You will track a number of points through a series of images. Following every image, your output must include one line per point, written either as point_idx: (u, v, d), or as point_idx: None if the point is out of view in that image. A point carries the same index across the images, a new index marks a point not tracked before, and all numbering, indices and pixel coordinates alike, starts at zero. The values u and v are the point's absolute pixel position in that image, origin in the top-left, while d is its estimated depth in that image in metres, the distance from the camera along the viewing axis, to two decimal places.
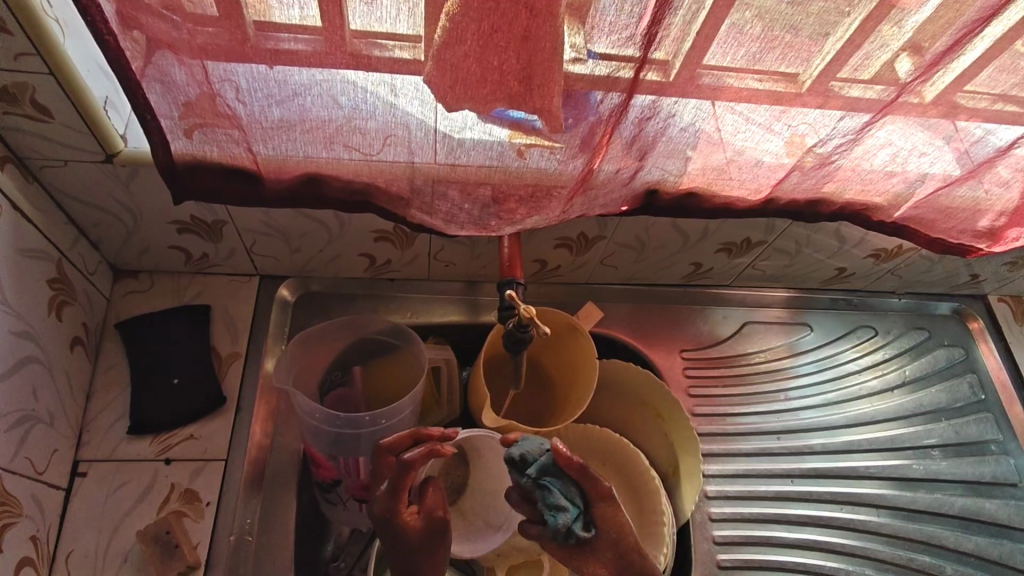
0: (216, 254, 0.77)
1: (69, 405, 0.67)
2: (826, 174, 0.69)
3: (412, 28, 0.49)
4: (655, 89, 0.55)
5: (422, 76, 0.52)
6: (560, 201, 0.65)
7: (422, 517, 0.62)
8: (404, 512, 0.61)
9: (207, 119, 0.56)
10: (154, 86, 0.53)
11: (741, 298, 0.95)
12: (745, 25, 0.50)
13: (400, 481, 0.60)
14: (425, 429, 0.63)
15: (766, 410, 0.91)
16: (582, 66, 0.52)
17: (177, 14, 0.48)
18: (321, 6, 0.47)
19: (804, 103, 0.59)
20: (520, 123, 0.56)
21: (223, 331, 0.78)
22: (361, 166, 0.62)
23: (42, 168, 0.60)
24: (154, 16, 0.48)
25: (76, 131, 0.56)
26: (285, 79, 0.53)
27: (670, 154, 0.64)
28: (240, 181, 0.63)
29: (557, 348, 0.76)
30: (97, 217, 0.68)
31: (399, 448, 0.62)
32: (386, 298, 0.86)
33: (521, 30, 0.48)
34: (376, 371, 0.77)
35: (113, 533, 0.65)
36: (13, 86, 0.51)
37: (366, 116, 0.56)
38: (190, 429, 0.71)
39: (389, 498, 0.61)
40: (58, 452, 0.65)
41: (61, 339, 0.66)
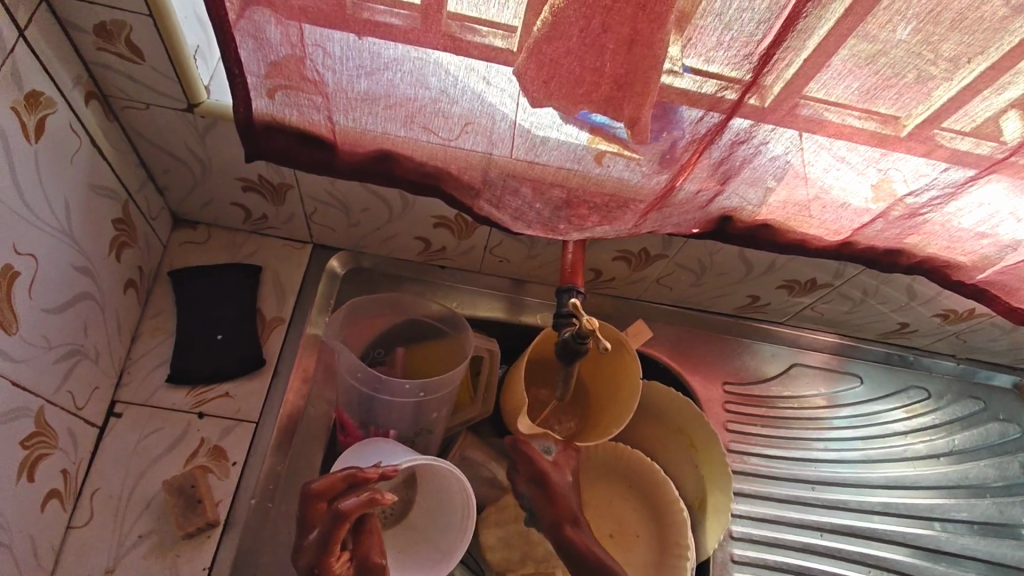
0: (275, 216, 0.77)
1: (114, 346, 0.67)
2: (913, 225, 0.65)
3: (513, 17, 0.47)
4: (753, 114, 0.52)
5: (514, 67, 0.51)
6: (634, 215, 0.63)
7: (356, 565, 0.56)
8: (335, 564, 0.55)
9: (293, 82, 0.56)
10: (247, 41, 0.52)
11: (793, 338, 0.92)
12: (863, 60, 0.48)
13: (333, 532, 0.55)
14: (361, 470, 0.58)
15: (803, 457, 0.88)
16: (681, 80, 0.50)
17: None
18: None
19: (906, 149, 0.56)
20: (601, 128, 0.54)
21: (270, 293, 0.78)
22: (437, 150, 0.60)
23: (124, 109, 0.60)
24: None
25: (162, 76, 0.56)
26: (377, 52, 0.52)
27: (753, 182, 0.61)
28: (313, 148, 0.62)
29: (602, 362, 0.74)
30: (167, 163, 0.68)
31: (332, 493, 0.57)
32: (433, 284, 0.85)
33: (631, 34, 0.46)
34: (417, 354, 0.76)
35: (139, 478, 0.65)
36: (111, 23, 0.51)
37: (453, 100, 0.55)
38: (226, 387, 0.71)
39: (317, 549, 0.55)
40: (98, 389, 0.65)
41: (117, 279, 0.66)
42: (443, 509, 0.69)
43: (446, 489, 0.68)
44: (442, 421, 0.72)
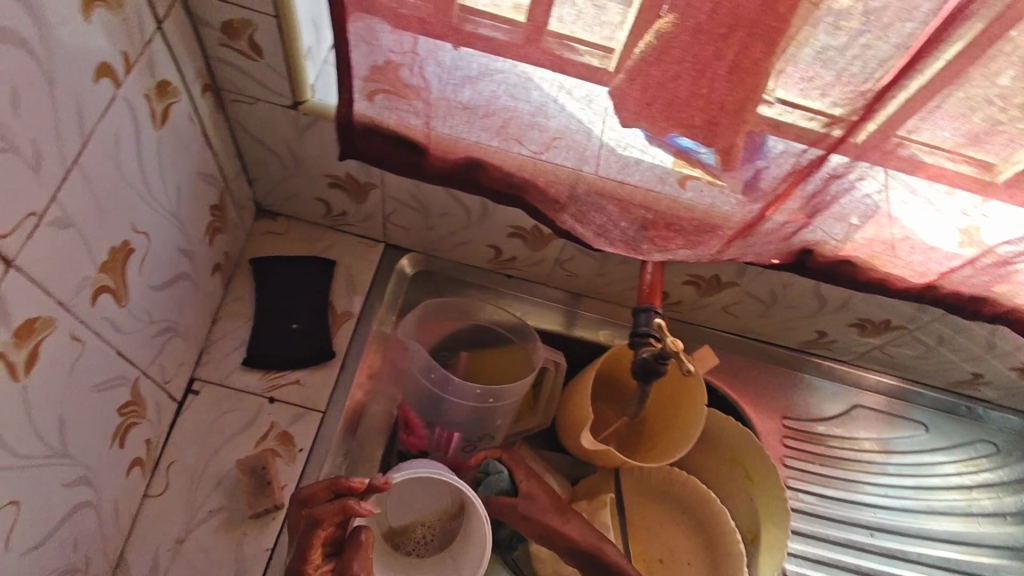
0: (355, 214, 0.79)
1: (198, 326, 0.70)
2: (1004, 273, 0.63)
3: (605, 37, 0.48)
4: (854, 150, 0.52)
5: (609, 87, 0.52)
6: (720, 241, 0.63)
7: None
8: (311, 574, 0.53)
9: (394, 87, 0.58)
10: (360, 46, 0.54)
11: (857, 378, 0.90)
12: (975, 102, 0.47)
13: (307, 541, 0.53)
14: (346, 478, 0.56)
15: (863, 502, 0.86)
16: (772, 109, 0.50)
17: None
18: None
19: (1007, 196, 0.54)
20: (686, 153, 0.55)
21: (343, 288, 0.80)
22: (526, 162, 0.62)
23: (233, 102, 0.63)
24: None
25: (275, 74, 0.58)
26: (485, 65, 0.53)
27: (841, 218, 0.60)
28: (405, 151, 0.64)
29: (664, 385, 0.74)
30: (262, 155, 0.71)
31: (315, 500, 0.56)
32: (499, 292, 0.86)
33: (746, 63, 0.46)
34: (480, 361, 0.76)
35: (214, 454, 0.68)
36: (237, 21, 0.53)
37: (551, 115, 0.56)
38: (297, 375, 0.74)
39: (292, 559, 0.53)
40: (182, 366, 0.68)
41: (208, 262, 0.69)
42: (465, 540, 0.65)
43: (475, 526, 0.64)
44: (504, 429, 0.72)
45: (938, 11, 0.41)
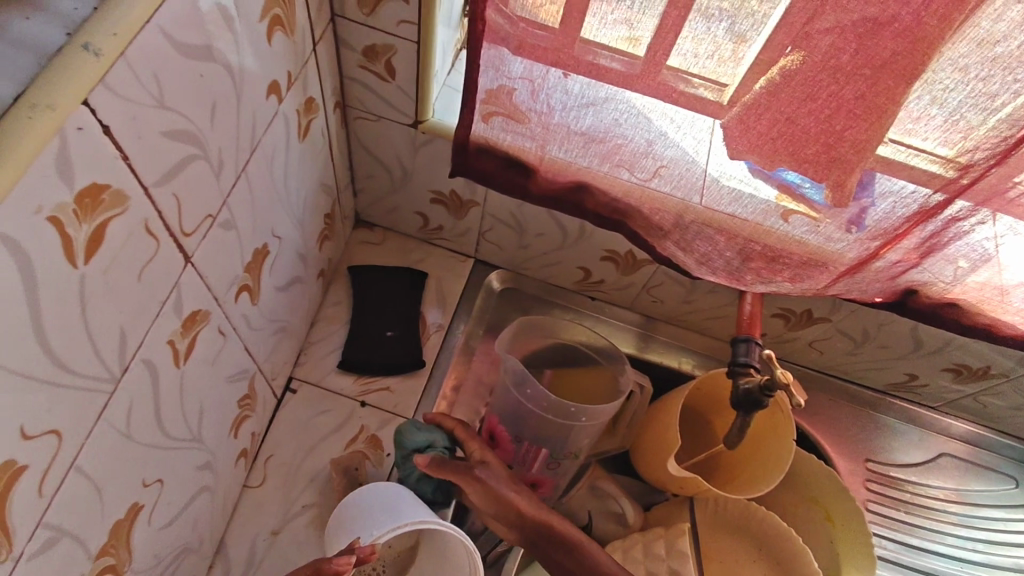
0: (450, 229, 0.82)
1: (301, 327, 0.74)
2: None
3: (729, 74, 0.50)
4: (983, 194, 0.51)
5: (719, 120, 0.54)
6: (826, 276, 0.63)
7: None
8: None
9: (512, 111, 0.60)
10: (488, 71, 0.57)
11: (945, 425, 0.87)
12: None
13: None
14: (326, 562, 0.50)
15: (950, 554, 0.83)
16: (885, 147, 0.50)
17: (530, 15, 0.51)
18: (656, 34, 0.49)
19: None
20: (790, 187, 0.56)
21: (434, 300, 0.83)
22: (634, 188, 0.63)
23: (356, 119, 0.67)
24: (504, 14, 0.52)
25: (401, 94, 0.62)
26: (610, 95, 0.55)
27: (954, 261, 0.60)
28: (514, 172, 0.66)
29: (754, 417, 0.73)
30: (372, 169, 0.74)
31: None
32: (581, 314, 0.87)
33: (881, 103, 0.46)
34: (566, 378, 0.78)
35: (308, 451, 0.70)
36: (380, 46, 0.57)
37: (667, 145, 0.58)
38: (388, 381, 0.76)
39: None
40: (285, 364, 0.71)
41: (316, 267, 0.73)
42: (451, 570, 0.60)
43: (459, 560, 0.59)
44: (587, 448, 0.73)
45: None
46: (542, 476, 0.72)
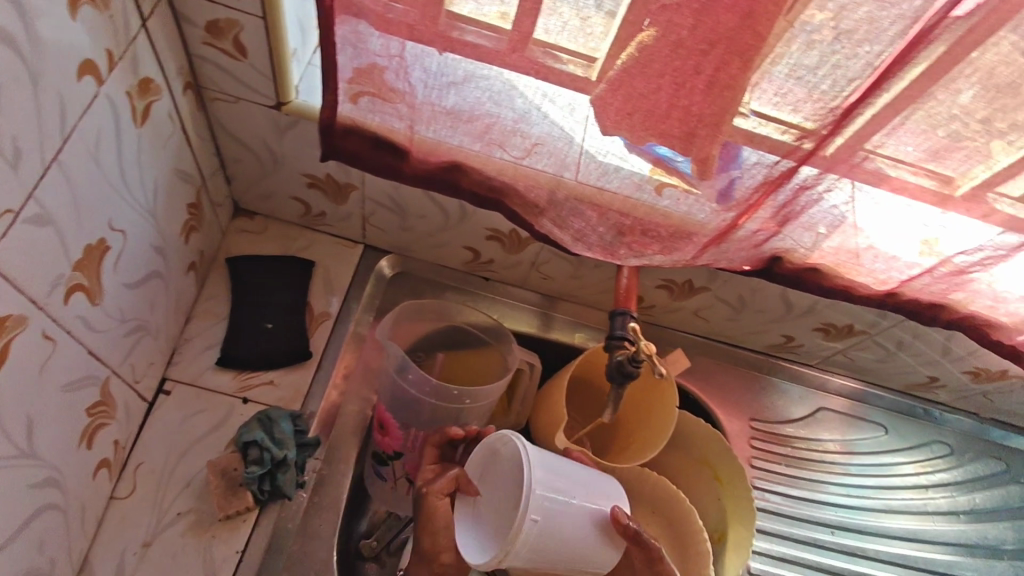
0: (333, 214, 0.79)
1: (171, 325, 0.69)
2: (960, 283, 0.67)
3: (587, 46, 0.50)
4: (824, 163, 0.54)
5: (588, 95, 0.54)
6: (693, 247, 0.65)
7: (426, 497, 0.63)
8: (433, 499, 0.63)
9: (380, 90, 0.58)
10: (346, 48, 0.54)
11: (821, 381, 0.93)
12: (937, 120, 0.50)
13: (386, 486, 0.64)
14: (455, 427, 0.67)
15: (825, 501, 0.88)
16: (745, 121, 0.51)
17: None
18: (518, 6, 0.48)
19: (963, 209, 0.57)
20: (663, 160, 0.57)
21: (319, 289, 0.80)
22: (507, 166, 0.63)
23: (212, 100, 0.62)
24: None
25: (257, 73, 0.58)
26: (472, 72, 0.54)
27: (810, 227, 0.63)
28: (386, 154, 0.64)
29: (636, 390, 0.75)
30: (240, 154, 0.70)
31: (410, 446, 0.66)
32: (474, 294, 0.87)
33: (722, 76, 0.48)
34: (455, 360, 0.78)
35: (182, 455, 0.67)
36: (224, 22, 0.53)
37: (533, 123, 0.57)
38: (271, 375, 0.73)
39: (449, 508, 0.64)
40: (153, 365, 0.67)
41: (182, 260, 0.68)
42: (575, 531, 0.57)
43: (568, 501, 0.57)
44: (477, 429, 0.73)
45: (903, 36, 0.44)
46: None
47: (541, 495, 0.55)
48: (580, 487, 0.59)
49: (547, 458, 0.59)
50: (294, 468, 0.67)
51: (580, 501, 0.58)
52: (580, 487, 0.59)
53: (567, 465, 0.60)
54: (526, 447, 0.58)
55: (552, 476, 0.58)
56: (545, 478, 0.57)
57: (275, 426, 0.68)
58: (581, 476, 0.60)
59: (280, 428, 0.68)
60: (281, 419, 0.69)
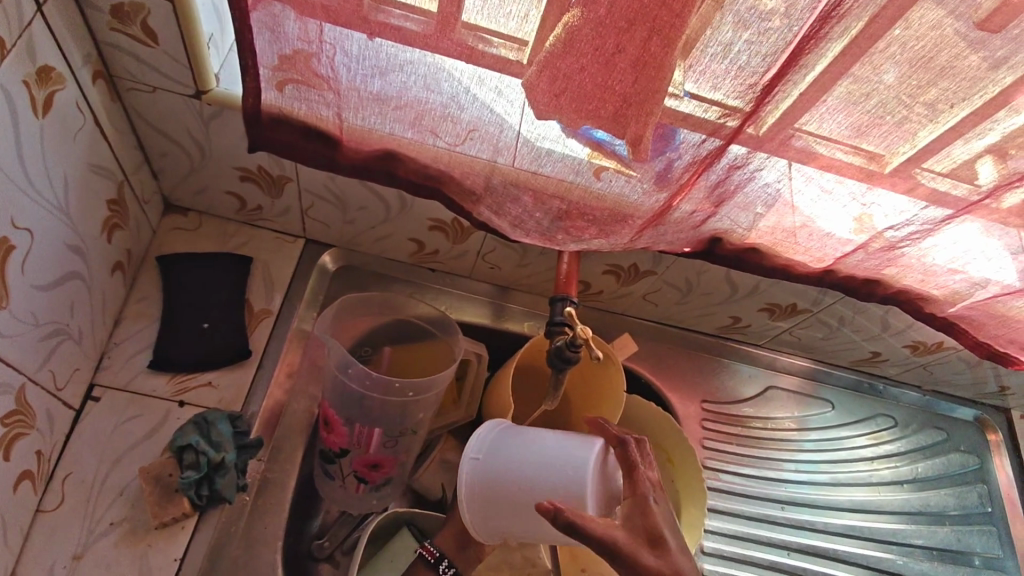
0: (270, 209, 0.76)
1: (98, 327, 0.66)
2: (892, 258, 0.68)
3: (520, 29, 0.49)
4: (749, 142, 0.55)
5: (523, 80, 0.52)
6: (630, 229, 0.65)
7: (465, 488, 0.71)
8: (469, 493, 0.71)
9: (305, 77, 0.56)
10: (263, 32, 0.52)
11: (770, 360, 0.95)
12: (859, 96, 0.51)
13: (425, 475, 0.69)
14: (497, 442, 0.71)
15: (776, 477, 0.90)
16: (681, 103, 0.52)
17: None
18: None
19: (889, 184, 0.59)
20: (601, 144, 0.56)
21: (259, 286, 0.77)
22: (442, 154, 0.61)
23: (129, 90, 0.60)
24: None
25: (173, 61, 0.56)
26: (392, 55, 0.53)
27: (745, 207, 0.64)
28: (317, 143, 0.62)
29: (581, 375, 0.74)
30: (165, 147, 0.67)
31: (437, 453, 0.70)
32: (422, 286, 0.85)
33: (642, 53, 0.48)
34: (403, 354, 0.76)
35: (115, 464, 0.64)
36: (129, 5, 0.51)
37: (463, 107, 0.56)
38: (209, 376, 0.71)
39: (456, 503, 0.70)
40: (78, 370, 0.64)
41: (106, 260, 0.65)
42: (518, 511, 0.58)
43: (500, 487, 0.58)
44: (426, 422, 0.72)
45: (814, 7, 0.44)
46: (382, 454, 0.70)
47: (465, 479, 0.59)
48: (521, 470, 0.57)
49: (494, 452, 0.59)
50: (232, 471, 0.65)
51: (518, 484, 0.57)
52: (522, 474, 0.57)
53: (528, 450, 0.58)
54: (476, 434, 0.61)
55: (487, 460, 0.59)
56: (476, 462, 0.59)
57: (213, 429, 0.66)
58: (540, 459, 0.57)
59: (218, 430, 0.66)
60: (220, 420, 0.67)
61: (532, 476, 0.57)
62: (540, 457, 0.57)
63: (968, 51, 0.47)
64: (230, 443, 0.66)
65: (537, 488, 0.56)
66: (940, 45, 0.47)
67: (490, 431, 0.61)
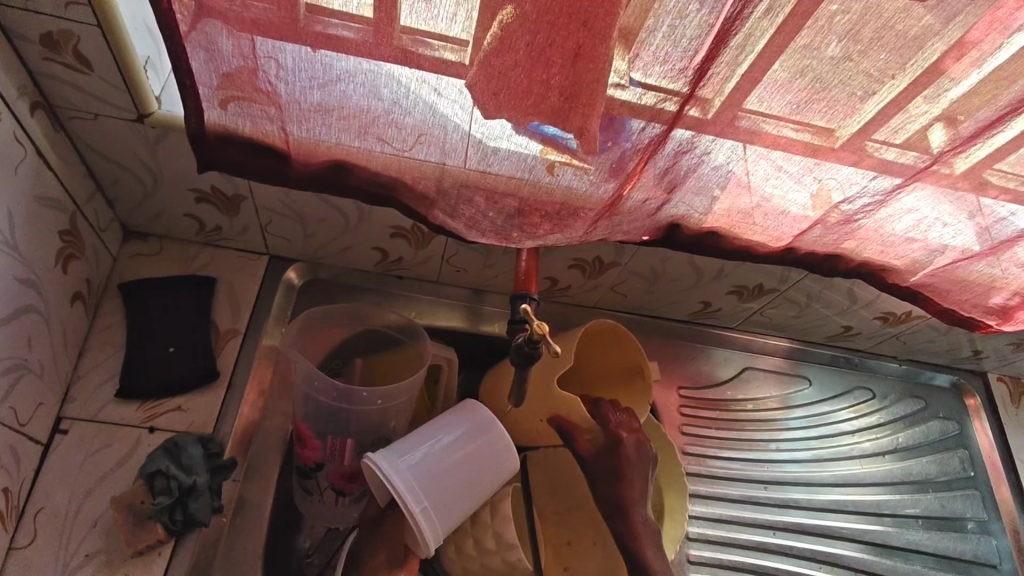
0: (230, 228, 0.76)
1: (61, 359, 0.66)
2: (849, 231, 0.69)
3: (464, 31, 0.49)
4: (694, 125, 0.55)
5: (465, 80, 0.53)
6: (585, 221, 0.65)
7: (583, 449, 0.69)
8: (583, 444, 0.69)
9: (246, 92, 0.56)
10: (198, 52, 0.52)
11: (745, 342, 0.95)
12: (795, 73, 0.51)
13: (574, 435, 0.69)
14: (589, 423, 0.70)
15: (757, 458, 0.89)
16: (625, 91, 0.52)
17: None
18: None
19: (837, 158, 0.59)
20: (553, 140, 0.57)
21: (225, 305, 0.77)
22: (391, 160, 0.61)
23: (71, 119, 0.60)
24: None
25: (112, 86, 0.56)
26: (330, 64, 0.53)
27: (699, 191, 0.64)
28: (267, 159, 0.62)
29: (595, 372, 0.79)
30: (116, 174, 0.67)
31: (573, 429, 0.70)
32: (391, 294, 0.85)
33: (574, 47, 0.48)
34: (374, 364, 0.76)
35: (87, 495, 0.63)
36: (58, 34, 0.51)
37: (406, 112, 0.56)
38: (178, 401, 0.70)
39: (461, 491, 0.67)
40: (43, 405, 0.63)
41: (63, 291, 0.65)
42: (472, 499, 0.62)
43: (453, 498, 0.61)
44: (401, 429, 0.71)
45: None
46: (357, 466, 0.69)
47: (430, 526, 0.58)
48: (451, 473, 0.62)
49: (414, 467, 0.60)
50: (206, 493, 0.64)
51: (461, 483, 0.61)
52: (445, 461, 0.61)
53: (439, 455, 0.62)
54: (397, 488, 0.58)
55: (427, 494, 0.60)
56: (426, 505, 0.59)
57: (184, 452, 0.64)
58: (455, 450, 0.62)
59: (189, 453, 0.64)
60: (190, 442, 0.65)
61: (460, 462, 0.62)
62: (442, 440, 0.63)
63: (897, 21, 0.47)
64: (202, 465, 0.65)
65: (472, 471, 0.62)
66: (867, 17, 0.47)
67: (400, 469, 0.60)
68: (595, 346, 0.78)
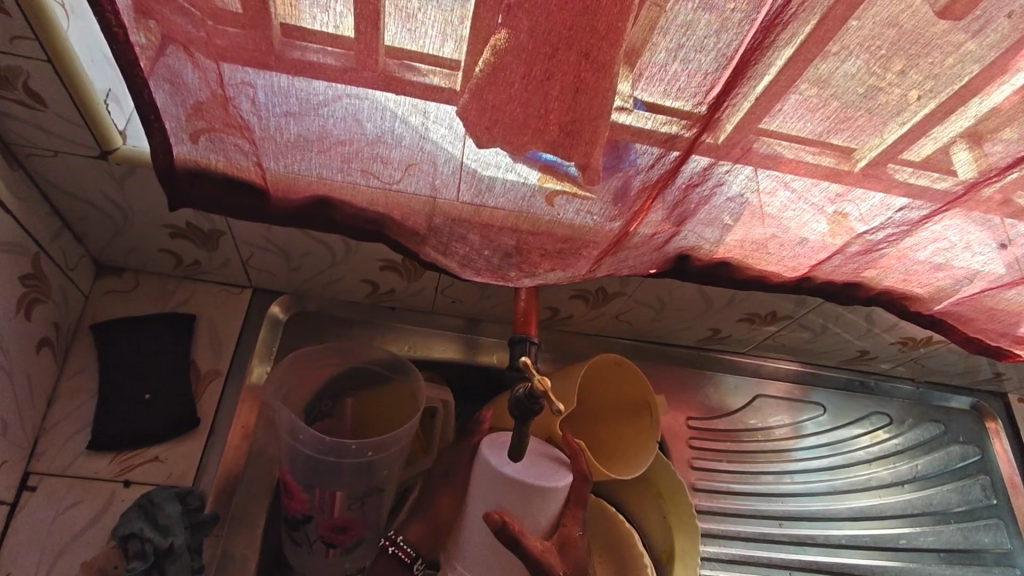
0: (209, 262, 0.71)
1: (27, 411, 0.61)
2: (871, 260, 0.64)
3: (455, 52, 0.44)
4: (709, 152, 0.51)
5: (456, 108, 0.48)
6: (588, 260, 0.61)
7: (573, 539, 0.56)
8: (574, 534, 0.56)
9: (216, 125, 0.51)
10: (162, 85, 0.48)
11: (755, 367, 0.91)
12: (817, 101, 0.47)
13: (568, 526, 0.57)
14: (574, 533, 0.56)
15: (770, 492, 0.85)
16: (628, 115, 0.47)
17: (196, 10, 0.43)
18: (356, 17, 0.43)
19: (862, 186, 0.54)
20: (552, 167, 0.52)
21: (206, 344, 0.72)
22: (378, 195, 0.57)
23: (30, 156, 0.55)
24: (173, 9, 0.43)
25: (70, 122, 0.51)
26: (307, 96, 0.48)
27: (710, 222, 0.59)
28: (243, 195, 0.57)
29: (609, 404, 0.75)
30: (83, 211, 0.62)
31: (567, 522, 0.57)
32: (384, 326, 0.81)
33: (573, 80, 0.44)
34: (365, 403, 0.71)
35: (55, 559, 0.59)
36: (6, 69, 0.47)
37: (393, 144, 0.52)
38: (156, 450, 0.66)
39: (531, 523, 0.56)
40: (7, 463, 0.59)
41: (27, 338, 0.60)
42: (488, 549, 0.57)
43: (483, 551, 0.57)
44: (395, 477, 0.67)
45: (754, 18, 0.41)
46: (349, 517, 0.65)
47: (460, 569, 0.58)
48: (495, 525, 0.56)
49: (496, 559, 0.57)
50: (185, 554, 0.59)
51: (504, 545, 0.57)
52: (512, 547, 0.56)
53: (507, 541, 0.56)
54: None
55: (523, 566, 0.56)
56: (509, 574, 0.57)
57: (158, 512, 0.60)
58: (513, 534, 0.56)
59: (164, 513, 0.60)
60: (168, 498, 0.61)
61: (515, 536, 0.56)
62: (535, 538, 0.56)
63: (932, 47, 0.43)
64: (180, 526, 0.60)
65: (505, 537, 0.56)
66: (899, 41, 0.43)
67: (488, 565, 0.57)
68: (606, 379, 0.75)
